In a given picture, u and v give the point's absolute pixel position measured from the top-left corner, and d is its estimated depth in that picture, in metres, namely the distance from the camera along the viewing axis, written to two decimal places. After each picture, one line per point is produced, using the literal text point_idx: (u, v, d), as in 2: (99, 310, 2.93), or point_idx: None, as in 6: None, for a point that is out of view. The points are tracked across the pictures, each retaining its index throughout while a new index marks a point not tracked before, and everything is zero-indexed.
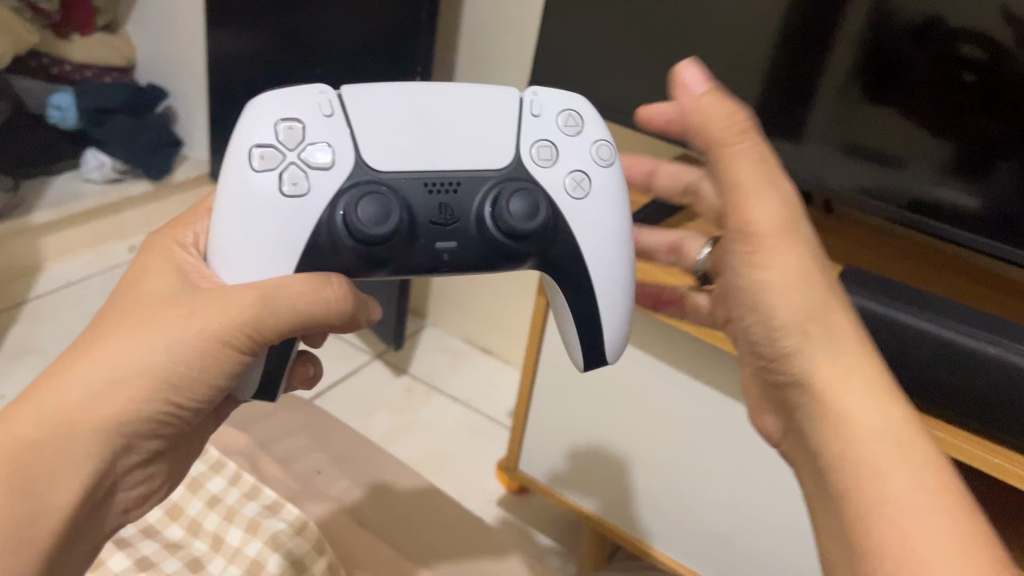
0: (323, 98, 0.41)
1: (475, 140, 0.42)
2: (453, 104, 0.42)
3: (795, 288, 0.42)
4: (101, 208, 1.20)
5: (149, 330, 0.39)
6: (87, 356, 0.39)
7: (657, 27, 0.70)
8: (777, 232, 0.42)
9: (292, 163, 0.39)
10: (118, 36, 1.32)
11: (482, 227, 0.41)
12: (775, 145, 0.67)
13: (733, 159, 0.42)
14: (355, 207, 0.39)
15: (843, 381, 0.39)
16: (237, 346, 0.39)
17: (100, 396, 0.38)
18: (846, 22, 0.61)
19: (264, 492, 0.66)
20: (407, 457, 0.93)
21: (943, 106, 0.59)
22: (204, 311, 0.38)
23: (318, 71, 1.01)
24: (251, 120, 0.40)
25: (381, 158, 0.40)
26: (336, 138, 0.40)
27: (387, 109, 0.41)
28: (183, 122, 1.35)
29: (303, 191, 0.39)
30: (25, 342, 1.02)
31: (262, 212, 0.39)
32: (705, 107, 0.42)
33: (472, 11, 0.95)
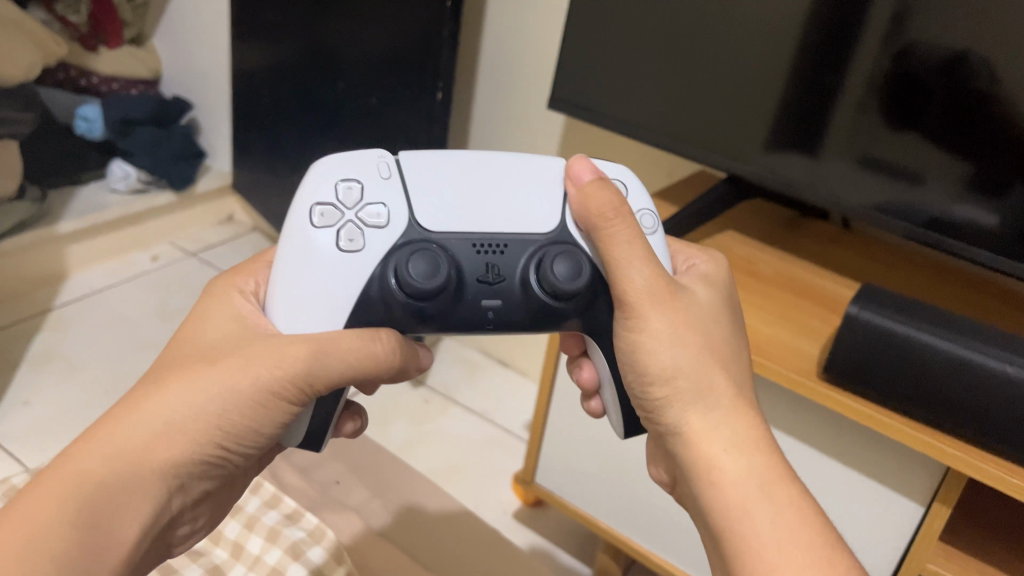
0: (382, 162, 0.44)
1: (521, 205, 0.44)
2: (502, 173, 0.45)
3: (657, 351, 0.42)
4: (125, 218, 1.22)
5: (206, 378, 0.41)
6: (147, 399, 0.40)
7: (678, 45, 0.71)
8: (646, 301, 0.42)
9: (349, 222, 0.42)
10: (145, 49, 1.35)
11: (527, 289, 0.43)
12: (793, 162, 0.68)
13: (607, 238, 0.43)
14: (407, 263, 0.41)
15: (709, 431, 0.42)
16: (291, 395, 0.42)
17: (159, 439, 0.40)
18: (865, 40, 0.61)
19: (283, 501, 0.67)
20: (424, 467, 0.94)
21: (961, 124, 0.59)
22: (259, 362, 0.41)
23: (341, 84, 1.02)
24: (313, 181, 0.43)
25: (432, 219, 0.43)
26: (392, 200, 0.43)
27: (437, 175, 0.44)
28: (207, 133, 1.37)
29: (358, 247, 0.41)
30: (50, 349, 1.04)
31: (322, 266, 0.41)
32: (587, 197, 0.43)
33: (494, 25, 0.96)
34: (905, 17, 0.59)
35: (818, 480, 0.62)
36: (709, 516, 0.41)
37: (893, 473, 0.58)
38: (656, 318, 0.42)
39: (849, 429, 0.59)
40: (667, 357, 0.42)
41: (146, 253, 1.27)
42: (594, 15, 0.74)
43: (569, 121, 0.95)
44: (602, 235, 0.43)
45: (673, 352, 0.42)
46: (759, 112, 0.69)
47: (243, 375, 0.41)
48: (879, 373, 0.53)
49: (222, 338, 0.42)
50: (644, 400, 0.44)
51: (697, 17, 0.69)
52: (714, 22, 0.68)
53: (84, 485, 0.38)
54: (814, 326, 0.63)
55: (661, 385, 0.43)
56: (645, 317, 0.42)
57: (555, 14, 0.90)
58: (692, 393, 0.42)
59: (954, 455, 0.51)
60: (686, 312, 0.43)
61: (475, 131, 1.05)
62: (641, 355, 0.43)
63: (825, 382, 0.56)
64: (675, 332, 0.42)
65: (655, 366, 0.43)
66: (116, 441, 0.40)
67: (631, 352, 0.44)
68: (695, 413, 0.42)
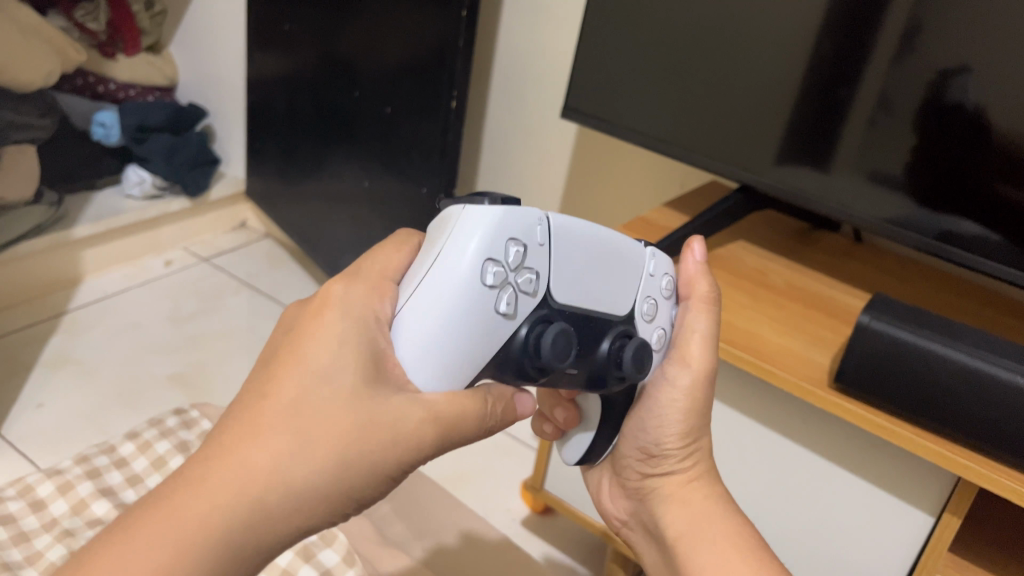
0: (542, 219, 0.38)
1: (617, 285, 0.42)
2: (614, 246, 0.42)
3: (677, 411, 0.48)
4: (140, 222, 1.23)
5: (352, 445, 0.35)
6: (286, 461, 0.33)
7: (693, 59, 0.71)
8: (699, 375, 0.47)
9: (510, 286, 0.37)
10: (162, 57, 1.36)
11: (609, 366, 0.41)
12: (803, 174, 0.68)
13: (694, 313, 0.47)
14: (552, 341, 0.38)
15: (692, 474, 0.50)
16: (418, 454, 0.37)
17: (295, 509, 0.34)
18: (875, 54, 0.62)
19: None
20: (434, 474, 0.94)
21: (970, 138, 0.59)
22: (384, 422, 0.35)
23: (355, 93, 1.03)
24: (485, 226, 0.36)
25: (565, 288, 0.39)
26: (540, 268, 0.38)
27: (578, 242, 0.40)
28: (221, 141, 1.39)
29: (512, 315, 0.37)
30: (62, 352, 1.05)
31: (470, 329, 0.36)
32: (696, 278, 0.48)
33: (508, 36, 0.97)
34: (915, 32, 0.60)
35: (829, 490, 0.63)
36: (675, 540, 0.48)
37: (904, 483, 0.58)
38: (696, 388, 0.47)
39: (859, 438, 0.59)
40: (684, 418, 0.48)
41: (159, 258, 1.28)
42: (609, 26, 0.75)
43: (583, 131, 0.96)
44: (687, 313, 0.47)
45: (696, 419, 0.48)
46: (770, 124, 0.69)
47: (372, 433, 0.35)
48: (887, 383, 0.53)
49: (366, 400, 0.35)
50: (650, 445, 0.50)
51: (713, 32, 0.69)
52: (728, 36, 0.69)
53: (214, 550, 0.32)
54: (825, 336, 0.63)
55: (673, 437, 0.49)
56: (679, 386, 0.47)
57: (569, 26, 0.90)
58: (691, 444, 0.49)
59: (964, 465, 0.52)
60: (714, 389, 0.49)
61: (488, 141, 1.06)
62: (671, 411, 0.48)
63: (835, 391, 0.57)
64: (701, 403, 0.48)
65: (670, 421, 0.48)
66: (223, 502, 0.32)
67: (661, 404, 0.48)
68: (688, 462, 0.50)
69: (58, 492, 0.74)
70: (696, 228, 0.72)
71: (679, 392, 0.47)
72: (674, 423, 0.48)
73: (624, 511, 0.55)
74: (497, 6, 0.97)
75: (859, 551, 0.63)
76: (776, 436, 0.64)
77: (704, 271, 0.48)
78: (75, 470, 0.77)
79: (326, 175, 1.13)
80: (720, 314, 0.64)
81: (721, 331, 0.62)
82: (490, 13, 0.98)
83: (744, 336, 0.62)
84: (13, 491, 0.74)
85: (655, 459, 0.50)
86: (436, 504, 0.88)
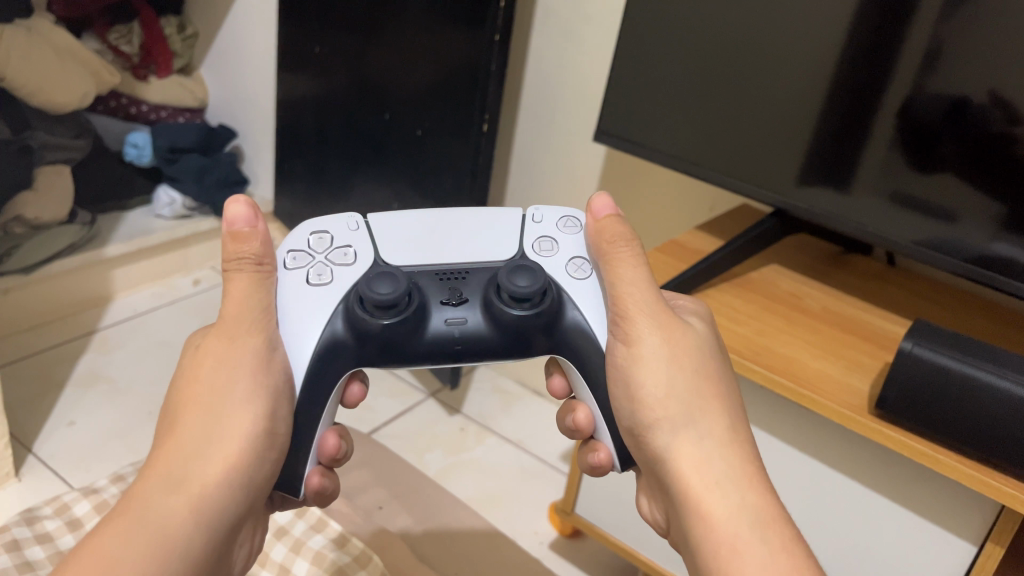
0: (352, 217, 0.49)
1: (482, 241, 0.49)
2: (459, 221, 0.50)
3: (653, 376, 0.46)
4: (170, 242, 1.24)
5: (202, 381, 0.45)
6: (177, 426, 0.45)
7: (716, 79, 0.72)
8: (643, 315, 0.46)
9: (319, 263, 0.47)
10: (192, 79, 1.38)
11: (489, 306, 0.47)
12: (829, 197, 0.68)
13: (612, 260, 0.47)
14: (370, 282, 0.44)
15: (703, 463, 0.45)
16: (251, 345, 0.44)
17: (196, 436, 0.44)
18: (896, 77, 0.62)
19: (329, 525, 0.76)
20: (462, 496, 0.94)
21: (997, 158, 0.59)
22: (209, 354, 0.45)
23: (387, 116, 1.04)
24: (290, 238, 0.48)
25: (393, 254, 0.48)
26: (360, 244, 0.48)
27: (397, 228, 0.49)
28: (250, 160, 1.40)
29: (326, 280, 0.46)
30: (93, 371, 1.05)
31: (290, 300, 0.46)
32: (600, 229, 0.48)
33: (538, 60, 0.98)
34: (937, 57, 0.60)
35: (863, 511, 0.62)
36: (699, 550, 0.44)
37: (943, 507, 0.57)
38: (650, 334, 0.46)
39: (898, 465, 0.59)
40: (664, 382, 0.46)
41: (188, 277, 1.29)
42: (636, 49, 0.75)
43: (612, 154, 0.96)
44: (608, 266, 0.47)
45: (682, 383, 0.46)
46: (791, 145, 0.69)
47: (202, 365, 0.45)
48: (929, 410, 0.53)
49: (215, 360, 0.45)
50: (635, 419, 0.47)
51: (735, 54, 0.70)
52: (750, 58, 0.69)
53: (152, 495, 0.42)
54: (863, 361, 0.63)
55: (655, 405, 0.46)
56: (640, 333, 0.46)
57: (602, 51, 0.91)
58: (682, 416, 0.46)
59: (1010, 494, 0.51)
60: (684, 336, 0.47)
61: (518, 163, 1.06)
62: (638, 369, 0.46)
63: (876, 417, 0.56)
64: (669, 353, 0.46)
65: (651, 390, 0.46)
66: (152, 470, 0.43)
67: (629, 366, 0.47)
68: (683, 441, 0.46)
69: (94, 510, 0.75)
70: (731, 252, 0.71)
71: (644, 346, 0.46)
72: (653, 386, 0.46)
73: (658, 517, 0.52)
74: (529, 30, 0.97)
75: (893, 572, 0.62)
76: (810, 458, 0.64)
77: (621, 217, 0.48)
78: (110, 489, 0.78)
79: (355, 196, 1.14)
80: (757, 339, 0.64)
81: (758, 355, 0.62)
82: (523, 39, 0.98)
83: (783, 362, 0.61)
84: (49, 511, 0.75)
85: (646, 436, 0.47)
86: (463, 524, 0.89)
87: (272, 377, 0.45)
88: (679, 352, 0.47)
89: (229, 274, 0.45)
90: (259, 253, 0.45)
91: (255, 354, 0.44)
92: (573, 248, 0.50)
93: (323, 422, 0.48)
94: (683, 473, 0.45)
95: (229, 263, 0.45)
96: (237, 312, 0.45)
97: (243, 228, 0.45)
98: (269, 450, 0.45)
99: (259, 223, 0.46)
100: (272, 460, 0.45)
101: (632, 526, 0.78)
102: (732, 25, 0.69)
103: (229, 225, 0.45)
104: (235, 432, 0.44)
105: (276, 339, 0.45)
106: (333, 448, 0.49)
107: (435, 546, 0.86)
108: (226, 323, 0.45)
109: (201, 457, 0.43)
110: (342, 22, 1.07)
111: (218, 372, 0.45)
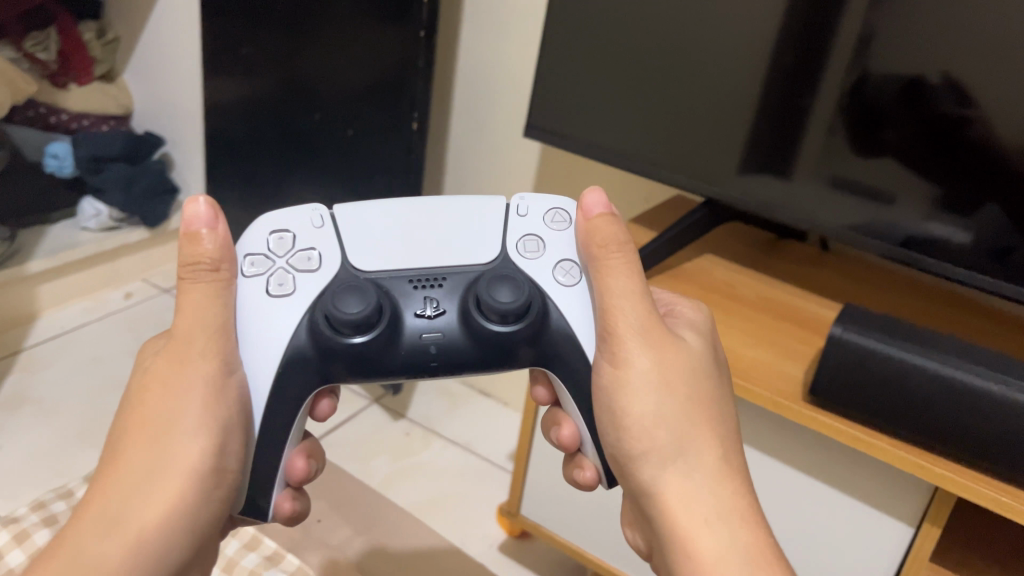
0: (315, 213, 0.46)
1: (461, 241, 0.46)
2: (437, 217, 0.47)
3: (638, 400, 0.43)
4: (98, 255, 1.20)
5: (148, 408, 0.42)
6: (120, 456, 0.42)
7: (655, 72, 0.71)
8: (636, 337, 0.43)
9: (280, 268, 0.44)
10: (115, 86, 1.33)
11: (467, 319, 0.44)
12: (767, 185, 0.68)
13: (603, 267, 0.44)
14: (338, 299, 0.42)
15: (691, 496, 0.42)
16: (197, 373, 0.41)
17: (138, 471, 0.41)
18: (831, 64, 0.62)
19: (263, 542, 0.73)
20: (404, 503, 0.92)
21: (931, 142, 0.60)
22: (156, 378, 0.42)
23: (316, 117, 1.01)
24: (247, 234, 0.45)
25: (362, 259, 0.45)
26: (325, 246, 0.45)
27: (364, 226, 0.46)
28: (179, 168, 1.36)
29: (288, 291, 0.43)
30: (19, 391, 1.01)
31: (249, 312, 0.43)
32: (591, 228, 0.45)
33: (468, 55, 0.96)
34: (870, 40, 0.60)
35: (806, 502, 0.62)
36: None
37: (893, 496, 0.57)
38: (641, 355, 0.43)
39: (838, 458, 0.59)
40: (651, 408, 0.43)
41: (118, 290, 1.25)
42: (566, 39, 0.74)
43: (547, 148, 0.95)
44: (597, 272, 0.45)
45: (675, 412, 0.43)
46: (729, 135, 0.69)
47: (151, 389, 0.42)
48: (876, 403, 0.53)
49: (155, 386, 0.42)
50: (620, 448, 0.45)
51: (673, 45, 0.69)
52: (689, 50, 0.68)
53: (89, 537, 0.40)
54: (798, 348, 0.63)
55: (641, 436, 0.43)
56: (630, 355, 0.43)
57: (531, 43, 0.90)
58: (673, 445, 0.43)
59: (975, 489, 0.50)
60: (677, 356, 0.44)
61: (453, 161, 1.05)
62: (625, 394, 0.44)
63: (812, 405, 0.56)
64: (660, 377, 0.43)
65: (635, 417, 0.43)
66: (93, 506, 0.41)
67: (615, 390, 0.44)
68: (673, 472, 0.43)
69: (13, 541, 0.71)
70: (659, 245, 0.71)
71: (636, 368, 0.43)
72: (633, 412, 0.44)
73: (641, 542, 0.49)
74: (457, 25, 0.96)
75: (844, 564, 0.62)
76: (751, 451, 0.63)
77: (614, 215, 0.46)
78: (31, 517, 0.74)
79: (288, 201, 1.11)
80: None
81: None
82: (450, 34, 0.97)
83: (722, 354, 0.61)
84: None
85: (631, 466, 0.45)
86: (406, 531, 0.88)
87: (225, 407, 0.42)
88: (671, 374, 0.44)
89: (184, 282, 0.42)
90: (218, 256, 0.42)
91: (207, 380, 0.42)
92: (562, 249, 0.46)
93: (290, 445, 0.45)
94: (668, 502, 0.43)
95: (184, 270, 0.42)
96: (190, 327, 0.42)
97: (201, 229, 0.42)
98: (218, 487, 0.42)
99: (219, 224, 0.43)
100: (219, 499, 0.43)
101: (579, 523, 0.78)
102: (667, 14, 0.68)
103: (186, 228, 0.42)
104: (181, 469, 0.41)
105: (237, 360, 0.43)
106: (302, 471, 0.47)
107: (380, 556, 0.85)
108: (179, 341, 0.42)
109: (142, 494, 0.41)
110: (265, 23, 1.04)
111: (164, 402, 0.42)
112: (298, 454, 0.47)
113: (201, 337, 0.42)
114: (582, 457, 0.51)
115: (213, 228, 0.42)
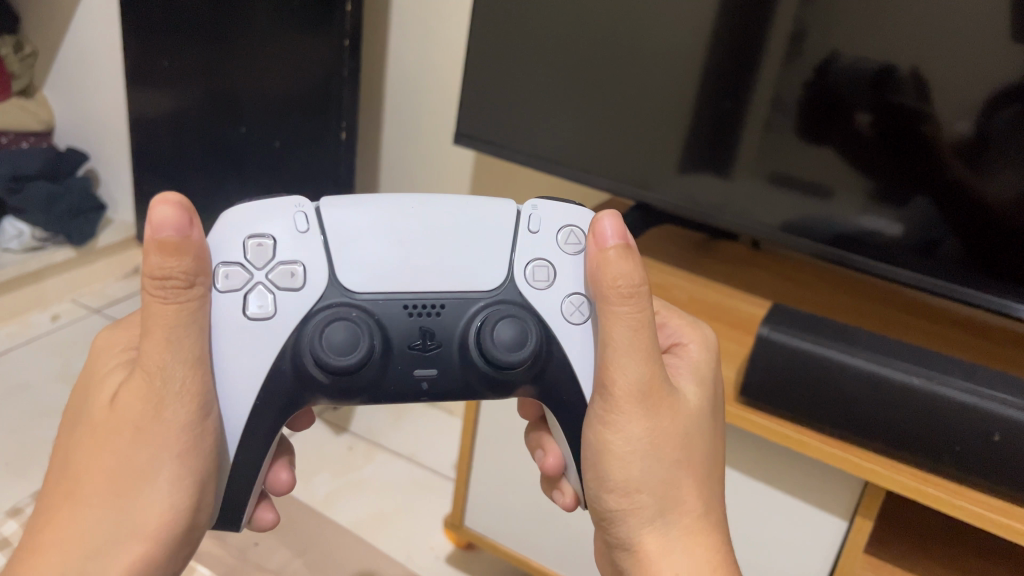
0: (298, 212, 0.40)
1: (461, 263, 0.40)
2: (436, 226, 0.41)
3: (628, 465, 0.40)
4: (21, 277, 1.15)
5: (110, 451, 0.36)
6: (73, 504, 0.36)
7: (594, 75, 0.70)
8: (632, 401, 0.39)
9: (258, 284, 0.38)
10: (35, 101, 1.29)
11: (465, 353, 0.40)
12: (703, 182, 0.69)
13: (608, 316, 0.39)
14: (323, 335, 0.38)
15: (669, 553, 0.40)
16: (175, 419, 0.36)
17: (96, 526, 0.36)
18: (765, 61, 0.63)
19: (197, 570, 0.66)
20: (345, 520, 0.90)
21: (865, 137, 0.61)
22: (117, 417, 0.36)
23: (243, 129, 1.00)
24: (218, 231, 0.39)
25: (352, 276, 0.39)
26: (310, 257, 0.39)
27: (358, 231, 0.40)
28: (105, 184, 1.33)
29: (269, 313, 0.38)
30: None
31: (224, 337, 0.38)
32: (604, 263, 0.39)
33: (397, 64, 0.96)
34: (803, 36, 0.61)
35: (757, 508, 0.62)
36: None
37: (846, 501, 0.57)
38: (633, 423, 0.39)
39: (787, 463, 0.59)
40: (637, 471, 0.40)
41: (45, 312, 1.21)
42: (502, 43, 0.73)
43: (479, 156, 0.94)
44: (608, 316, 0.39)
45: (669, 470, 0.40)
46: (666, 134, 0.69)
47: (115, 427, 0.36)
48: (812, 400, 0.53)
49: (111, 422, 0.36)
50: (598, 505, 0.42)
51: (613, 47, 0.69)
52: (628, 53, 0.68)
53: None
54: (729, 349, 0.63)
55: (620, 496, 0.41)
56: (625, 418, 0.39)
57: (460, 51, 0.90)
58: (654, 508, 0.40)
59: (936, 496, 0.50)
60: (672, 420, 0.40)
61: (385, 171, 1.03)
62: (609, 458, 0.40)
63: (745, 407, 0.56)
64: (652, 440, 0.40)
65: (620, 475, 0.40)
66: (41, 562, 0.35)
67: (600, 452, 0.40)
68: (650, 531, 0.40)
69: None
70: None
71: (620, 437, 0.39)
72: (619, 474, 0.40)
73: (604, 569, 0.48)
74: (384, 32, 0.95)
75: (795, 567, 0.62)
76: None
77: (631, 246, 0.39)
78: None
79: (217, 216, 1.09)
80: None
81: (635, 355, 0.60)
82: (376, 42, 0.96)
83: None
84: None
85: (610, 525, 0.42)
86: (352, 550, 0.86)
87: (201, 459, 0.37)
88: (669, 436, 0.40)
89: (151, 299, 0.36)
90: (191, 271, 0.36)
91: (184, 429, 0.36)
92: (571, 281, 0.41)
93: (255, 492, 0.41)
94: (648, 560, 0.40)
95: (151, 283, 0.35)
96: (163, 361, 0.36)
97: (171, 236, 0.35)
98: (184, 546, 0.39)
99: (192, 230, 0.36)
100: (185, 555, 0.39)
101: (531, 533, 0.77)
102: (602, 15, 0.68)
103: (153, 235, 0.35)
104: (147, 528, 0.37)
105: (213, 399, 0.38)
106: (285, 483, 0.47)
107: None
108: (150, 378, 0.36)
109: (101, 555, 0.36)
110: (188, 33, 1.01)
111: (134, 451, 0.36)
112: (285, 466, 0.47)
113: (179, 382, 0.36)
114: (562, 481, 0.49)
115: (185, 235, 0.35)
